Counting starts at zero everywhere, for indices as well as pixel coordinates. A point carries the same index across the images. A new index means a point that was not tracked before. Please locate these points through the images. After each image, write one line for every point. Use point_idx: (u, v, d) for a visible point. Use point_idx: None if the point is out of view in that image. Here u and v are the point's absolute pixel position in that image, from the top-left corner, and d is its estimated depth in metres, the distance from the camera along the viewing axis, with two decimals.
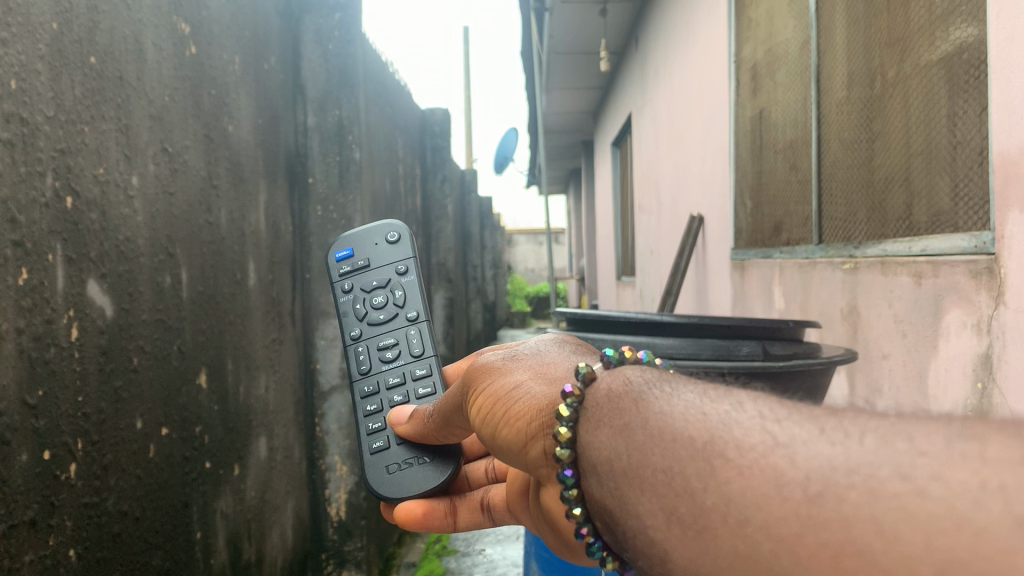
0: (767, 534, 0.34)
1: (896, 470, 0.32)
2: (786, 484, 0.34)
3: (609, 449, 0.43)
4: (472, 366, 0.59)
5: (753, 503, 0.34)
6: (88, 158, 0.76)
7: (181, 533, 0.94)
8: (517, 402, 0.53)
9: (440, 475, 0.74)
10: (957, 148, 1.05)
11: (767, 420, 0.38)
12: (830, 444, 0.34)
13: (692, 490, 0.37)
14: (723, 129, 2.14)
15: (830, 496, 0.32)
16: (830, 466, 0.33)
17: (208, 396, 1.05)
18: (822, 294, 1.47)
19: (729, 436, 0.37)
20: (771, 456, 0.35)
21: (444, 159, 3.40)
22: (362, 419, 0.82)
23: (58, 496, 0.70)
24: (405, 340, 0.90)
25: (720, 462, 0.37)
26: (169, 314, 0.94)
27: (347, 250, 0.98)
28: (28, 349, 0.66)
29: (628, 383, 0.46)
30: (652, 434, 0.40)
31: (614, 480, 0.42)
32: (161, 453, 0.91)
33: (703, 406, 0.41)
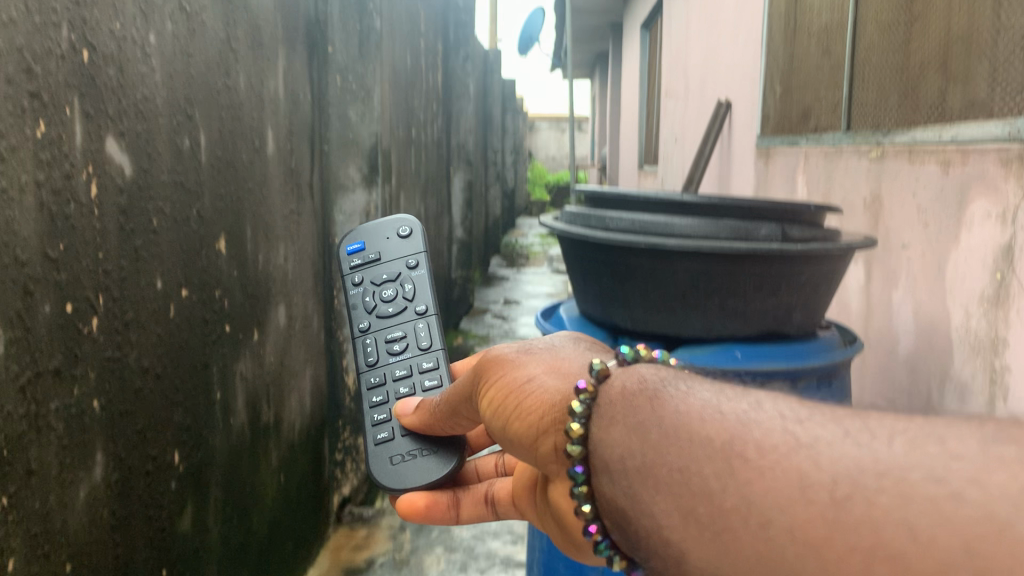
0: (792, 535, 0.37)
1: (932, 473, 0.35)
2: (812, 485, 0.37)
3: (622, 447, 0.46)
4: (486, 358, 0.61)
5: (784, 517, 0.38)
6: (104, 11, 0.75)
7: (202, 392, 0.98)
8: (527, 393, 0.56)
9: (444, 467, 0.76)
10: (1001, 31, 1.01)
11: (790, 422, 0.41)
12: (856, 446, 0.38)
13: (711, 490, 0.40)
14: (757, 9, 2.07)
15: (859, 500, 0.36)
16: (860, 468, 0.37)
17: (228, 261, 1.07)
18: (846, 182, 1.45)
19: (750, 437, 0.41)
20: (795, 457, 0.39)
21: (466, 33, 3.31)
22: (375, 403, 0.84)
23: (81, 348, 0.72)
24: (413, 333, 0.90)
25: (753, 473, 0.39)
26: (188, 177, 0.94)
27: (358, 243, 0.98)
28: (48, 203, 0.67)
29: (642, 382, 0.49)
30: (669, 432, 0.44)
31: (631, 483, 0.45)
32: (182, 315, 0.92)
33: (719, 406, 0.44)
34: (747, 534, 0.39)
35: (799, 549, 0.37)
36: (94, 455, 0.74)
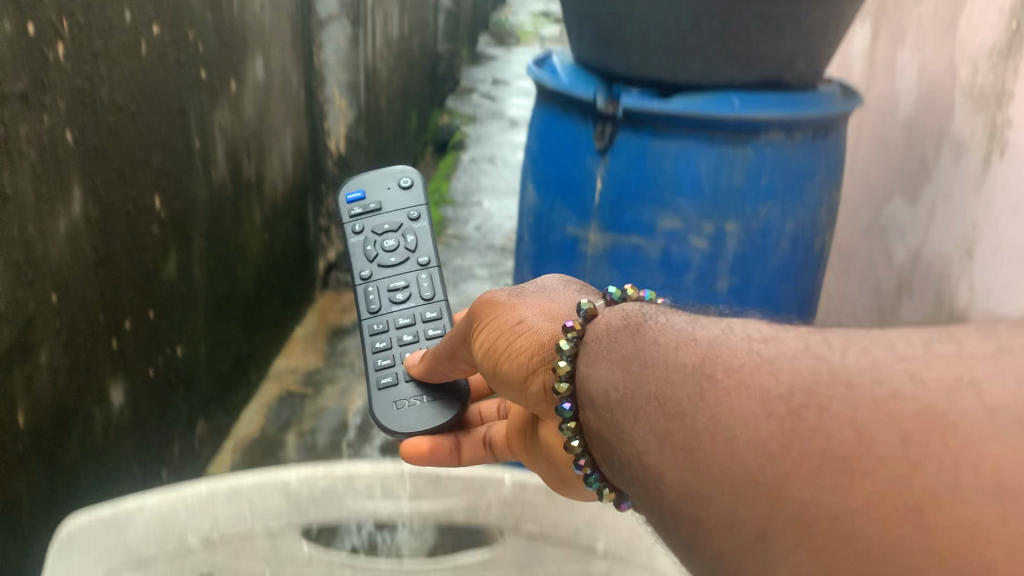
0: (755, 449, 0.33)
1: (883, 375, 0.31)
2: (771, 398, 0.33)
3: (608, 375, 0.41)
4: (476, 303, 0.57)
5: (749, 438, 0.33)
6: None
7: (179, 285, 0.94)
8: (522, 331, 0.52)
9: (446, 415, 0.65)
10: None
11: (757, 339, 0.37)
12: (812, 354, 0.34)
13: (683, 412, 0.36)
14: None
15: (811, 407, 0.32)
16: (816, 372, 0.33)
17: (222, 164, 1.06)
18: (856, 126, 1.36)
19: (720, 358, 0.36)
20: (758, 371, 0.34)
21: None
22: (377, 372, 0.69)
23: (60, 147, 0.67)
24: (416, 285, 0.75)
25: (715, 398, 0.35)
26: (178, 30, 0.88)
27: (360, 189, 0.81)
28: (71, 105, 0.67)
29: (627, 317, 0.45)
30: (651, 362, 0.39)
31: (629, 381, 0.39)
32: (177, 266, 0.93)
33: (693, 331, 0.39)
34: (717, 464, 0.33)
35: (758, 464, 0.32)
36: (69, 188, 0.69)
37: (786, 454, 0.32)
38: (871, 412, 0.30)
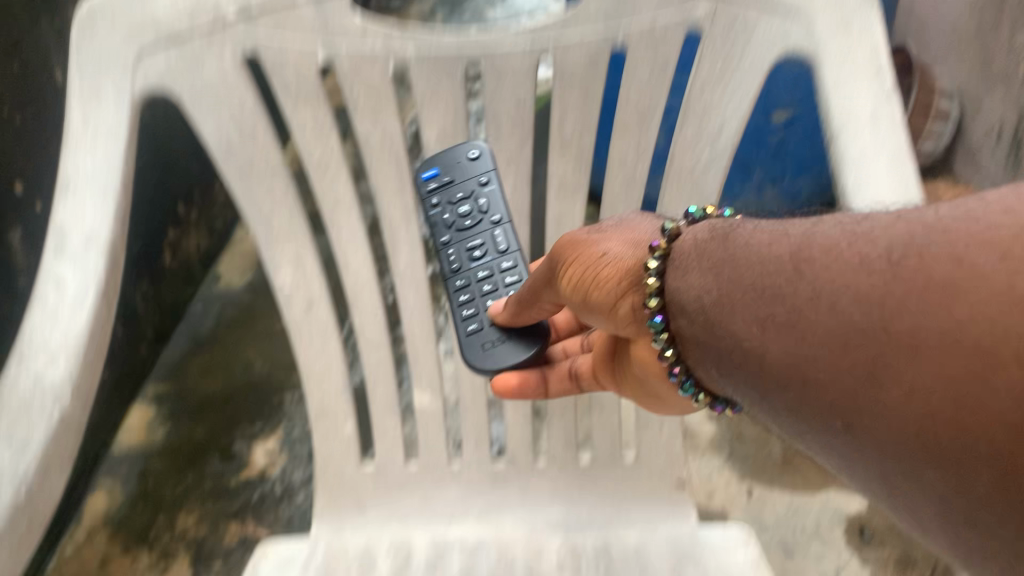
0: (851, 302, 0.27)
1: (1008, 205, 0.25)
2: (869, 255, 0.27)
3: (702, 281, 0.34)
4: (560, 244, 0.43)
5: (848, 291, 0.27)
6: None
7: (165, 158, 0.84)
8: (605, 258, 0.40)
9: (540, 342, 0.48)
10: None
11: (852, 221, 0.30)
12: (911, 216, 0.28)
13: (783, 289, 0.29)
14: None
15: (913, 254, 0.26)
16: (912, 232, 0.26)
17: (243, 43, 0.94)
18: None
19: (816, 238, 0.30)
20: (861, 236, 0.28)
21: None
22: (452, 305, 0.51)
23: None
24: (490, 244, 0.52)
25: (825, 253, 0.29)
26: None
27: (434, 166, 0.53)
28: None
29: (723, 225, 0.36)
30: (745, 255, 0.32)
31: (725, 257, 0.33)
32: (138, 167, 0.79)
33: (785, 222, 0.33)
34: (822, 321, 0.28)
35: (861, 315, 0.26)
36: None
37: (889, 306, 0.26)
38: (980, 250, 0.24)
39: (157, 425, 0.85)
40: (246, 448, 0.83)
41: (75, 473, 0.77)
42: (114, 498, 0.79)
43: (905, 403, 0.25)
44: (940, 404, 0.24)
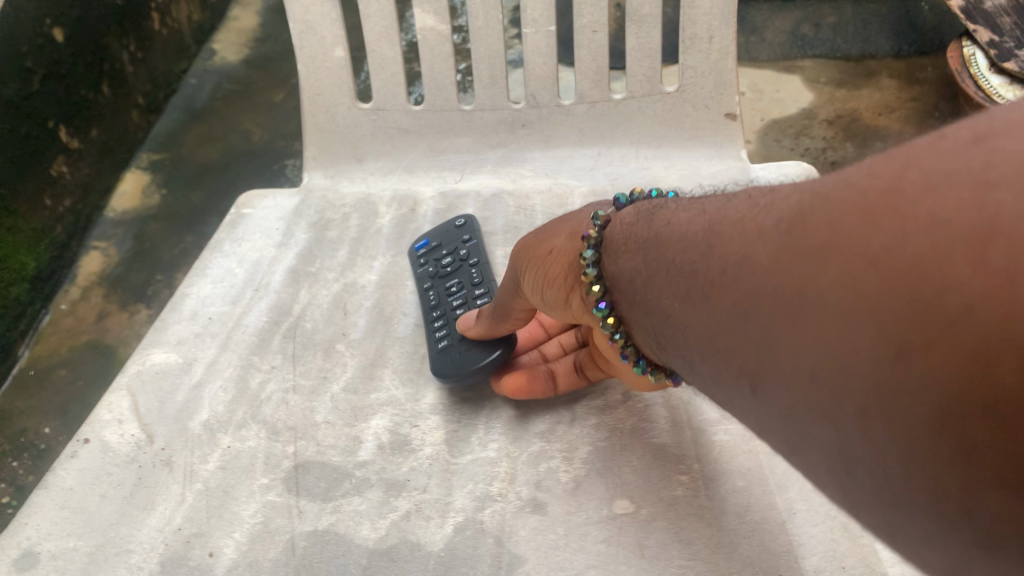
0: (745, 271, 0.24)
1: (892, 159, 0.21)
2: (766, 221, 0.24)
3: (634, 263, 0.31)
4: (517, 251, 0.40)
5: (746, 260, 0.24)
6: None
7: (91, 65, 0.89)
8: (550, 253, 0.37)
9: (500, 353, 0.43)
10: None
11: (778, 186, 0.27)
12: (821, 175, 0.25)
13: (696, 267, 0.27)
14: None
15: (804, 215, 0.23)
16: (811, 193, 0.23)
17: None
18: None
19: (734, 209, 0.27)
20: (766, 205, 0.25)
21: None
22: (427, 331, 0.47)
23: None
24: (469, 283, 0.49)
25: (740, 216, 0.26)
26: None
27: (425, 239, 0.53)
28: None
29: (653, 207, 0.34)
30: (667, 233, 0.30)
31: (656, 237, 0.30)
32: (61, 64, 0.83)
33: (710, 198, 0.31)
34: (725, 295, 0.25)
35: (756, 285, 0.23)
36: None
37: (780, 274, 0.23)
38: (860, 202, 0.21)
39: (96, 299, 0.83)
40: None
41: (64, 233, 0.84)
42: (108, 260, 0.87)
43: (795, 375, 0.22)
44: (826, 377, 0.21)
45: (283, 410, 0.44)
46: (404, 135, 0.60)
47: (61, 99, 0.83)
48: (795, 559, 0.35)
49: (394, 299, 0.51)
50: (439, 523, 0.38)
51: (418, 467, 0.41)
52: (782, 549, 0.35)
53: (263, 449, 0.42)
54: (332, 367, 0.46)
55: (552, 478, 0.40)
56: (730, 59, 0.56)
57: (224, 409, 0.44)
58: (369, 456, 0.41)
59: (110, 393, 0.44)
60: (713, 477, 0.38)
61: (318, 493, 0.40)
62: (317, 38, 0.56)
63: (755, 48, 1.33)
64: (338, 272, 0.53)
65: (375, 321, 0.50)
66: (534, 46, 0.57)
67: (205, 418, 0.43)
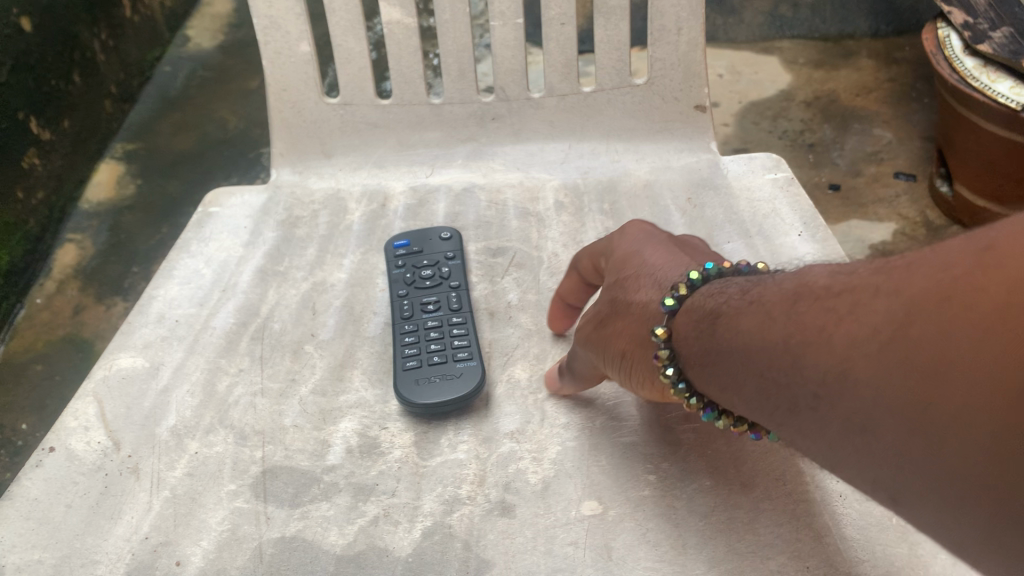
0: (856, 387, 0.24)
1: (985, 275, 0.21)
2: (856, 332, 0.24)
3: (700, 355, 0.31)
4: (587, 336, 0.38)
5: (853, 376, 0.24)
6: None
7: (61, 56, 0.88)
8: (625, 354, 0.36)
9: (468, 387, 0.43)
10: None
11: (838, 276, 0.27)
12: (890, 275, 0.25)
13: (785, 374, 0.26)
14: None
15: (907, 332, 0.23)
16: (900, 305, 0.23)
17: None
18: None
19: (801, 306, 0.27)
20: (844, 308, 0.25)
21: None
22: (396, 341, 0.46)
23: None
24: (446, 304, 0.49)
25: (819, 324, 0.26)
26: None
27: (405, 238, 0.53)
28: None
29: (710, 292, 0.33)
30: (729, 327, 0.29)
31: (717, 337, 0.30)
32: (30, 56, 0.82)
33: (761, 283, 0.30)
34: (834, 409, 0.25)
35: (874, 402, 0.23)
36: None
37: (904, 395, 0.23)
38: (976, 327, 0.21)
39: (74, 291, 0.81)
40: None
41: (37, 226, 0.83)
42: (83, 252, 0.85)
43: (938, 497, 0.22)
44: (980, 501, 0.21)
45: (252, 414, 0.44)
46: (373, 130, 0.59)
47: (30, 90, 0.81)
48: (760, 560, 0.35)
49: (363, 298, 0.51)
50: (406, 528, 0.38)
51: (387, 470, 0.41)
52: (748, 550, 0.36)
53: (230, 454, 0.42)
54: (301, 368, 0.46)
55: (521, 480, 0.40)
56: (699, 50, 0.56)
57: (191, 414, 0.44)
58: (337, 460, 0.41)
59: (77, 400, 0.44)
60: (681, 476, 0.39)
61: (285, 498, 0.40)
62: (282, 33, 0.55)
63: (732, 30, 1.32)
64: (307, 270, 0.52)
65: (345, 321, 0.49)
66: (503, 40, 0.56)
67: (173, 424, 0.43)
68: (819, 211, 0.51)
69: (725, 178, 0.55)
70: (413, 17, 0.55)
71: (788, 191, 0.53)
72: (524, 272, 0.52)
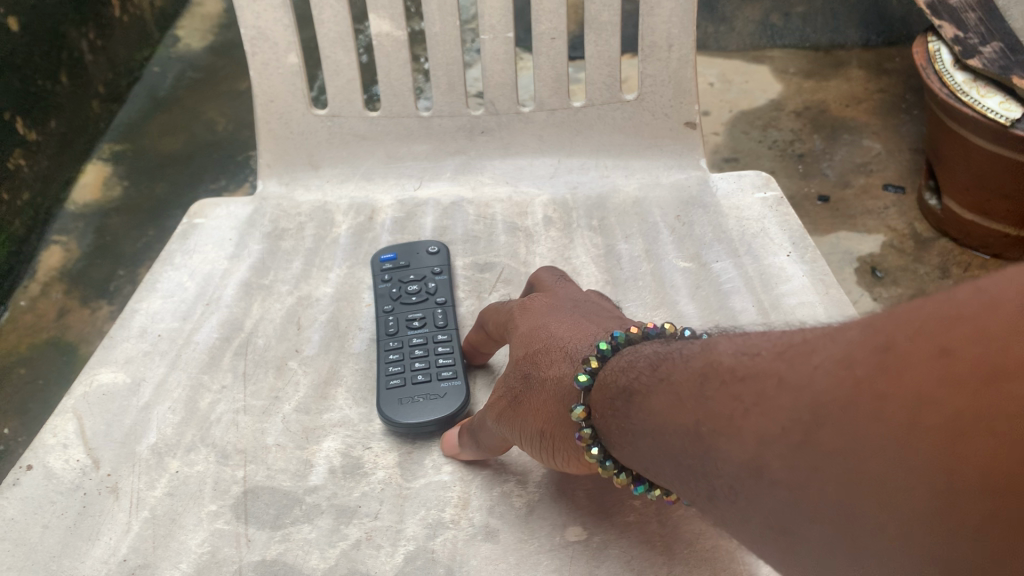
0: (769, 492, 0.22)
1: (880, 382, 0.20)
2: (764, 434, 0.22)
3: (627, 432, 0.29)
4: (499, 416, 0.37)
5: (766, 480, 0.22)
6: None
7: (48, 54, 0.87)
8: (546, 432, 0.35)
9: (451, 407, 0.43)
10: None
11: (740, 352, 0.25)
12: (789, 361, 0.23)
13: (704, 469, 0.25)
14: None
15: (811, 441, 0.21)
16: (800, 406, 0.21)
17: None
18: None
19: (708, 391, 0.25)
20: (747, 400, 0.23)
21: None
22: (380, 358, 0.46)
23: None
24: (433, 320, 0.48)
25: (729, 414, 0.24)
26: None
27: (392, 252, 0.53)
28: None
29: (633, 359, 0.31)
30: (648, 408, 0.28)
31: (640, 418, 0.28)
32: (15, 54, 0.81)
33: (677, 353, 0.29)
34: (753, 512, 0.23)
35: (787, 510, 0.22)
36: None
37: (813, 505, 0.21)
38: (878, 436, 0.19)
39: (61, 294, 0.80)
40: None
41: (22, 227, 0.82)
42: (68, 255, 0.84)
43: None
44: None
45: (234, 432, 0.43)
46: (361, 142, 0.59)
47: (15, 90, 0.81)
48: None
49: (349, 313, 0.50)
50: (389, 553, 0.38)
51: (369, 492, 0.40)
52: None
53: (211, 473, 0.41)
54: (284, 386, 0.46)
55: (504, 504, 0.39)
56: (690, 66, 0.56)
57: (173, 432, 0.43)
58: (320, 481, 0.41)
59: (55, 417, 0.43)
60: (663, 503, 0.38)
61: (268, 521, 0.39)
62: (270, 45, 0.55)
63: (723, 38, 1.32)
64: (292, 284, 0.52)
65: (329, 336, 0.49)
66: (493, 53, 0.56)
67: (153, 441, 0.42)
68: (808, 230, 0.51)
69: (714, 197, 0.55)
70: (403, 29, 0.55)
71: (778, 211, 0.52)
72: (511, 288, 0.51)
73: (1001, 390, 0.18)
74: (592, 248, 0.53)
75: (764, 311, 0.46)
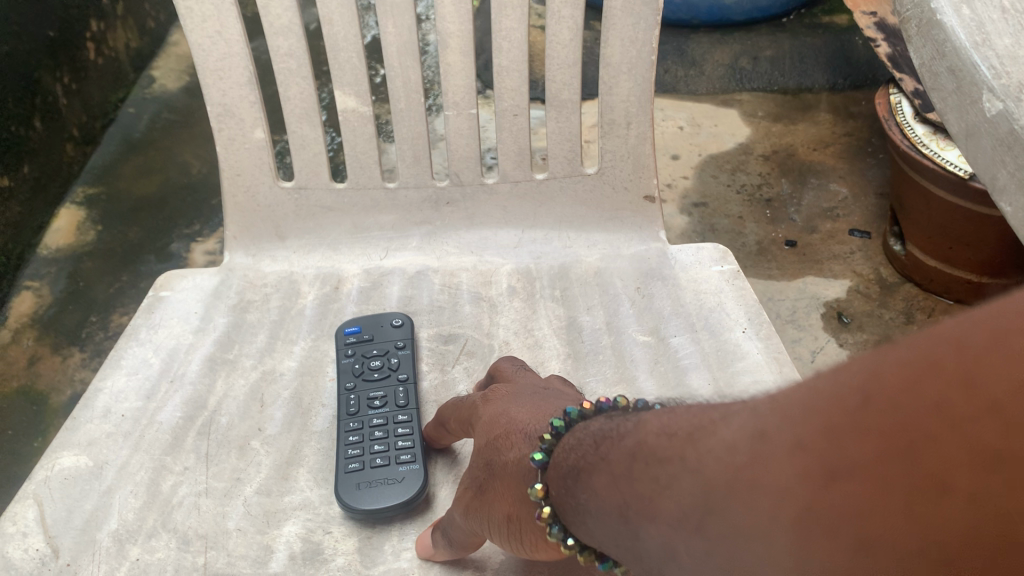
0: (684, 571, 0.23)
1: (758, 472, 0.21)
2: (672, 516, 0.24)
3: (575, 506, 0.30)
4: (468, 504, 0.37)
5: (680, 558, 0.24)
6: None
7: (17, 103, 0.88)
8: (512, 516, 0.35)
9: (410, 493, 0.44)
10: None
11: (662, 429, 0.26)
12: (694, 442, 0.24)
13: (636, 545, 0.26)
14: None
15: (710, 525, 0.22)
16: (699, 491, 0.23)
17: None
18: None
19: (632, 469, 0.26)
20: (660, 481, 0.24)
21: None
22: (340, 442, 0.46)
23: None
24: (395, 400, 0.49)
25: (645, 494, 0.25)
26: None
27: (356, 324, 0.53)
28: None
29: (587, 433, 0.32)
30: (591, 490, 0.29)
31: (583, 495, 0.29)
32: None
33: (618, 428, 0.30)
34: None
35: None
36: None
37: None
38: (758, 524, 0.20)
39: (31, 342, 0.80)
40: (184, 250, 0.91)
41: None
42: (39, 301, 0.84)
43: None
44: None
45: (196, 517, 0.43)
46: (328, 213, 0.60)
47: None
48: None
49: (312, 389, 0.51)
50: None
51: None
52: None
53: (172, 561, 0.41)
54: (246, 467, 0.46)
55: None
56: (648, 143, 0.58)
57: (134, 517, 0.43)
58: (279, 568, 0.41)
59: (15, 503, 0.43)
60: None
61: None
62: (236, 120, 0.56)
63: (693, 81, 1.35)
64: (256, 358, 0.52)
65: (292, 413, 0.49)
66: (458, 128, 0.57)
67: (114, 528, 0.42)
68: (763, 306, 0.52)
69: (673, 269, 0.56)
70: (368, 105, 0.56)
71: (734, 284, 0.54)
72: (474, 361, 0.52)
73: (835, 484, 0.18)
74: (553, 319, 0.54)
75: (720, 388, 0.47)
